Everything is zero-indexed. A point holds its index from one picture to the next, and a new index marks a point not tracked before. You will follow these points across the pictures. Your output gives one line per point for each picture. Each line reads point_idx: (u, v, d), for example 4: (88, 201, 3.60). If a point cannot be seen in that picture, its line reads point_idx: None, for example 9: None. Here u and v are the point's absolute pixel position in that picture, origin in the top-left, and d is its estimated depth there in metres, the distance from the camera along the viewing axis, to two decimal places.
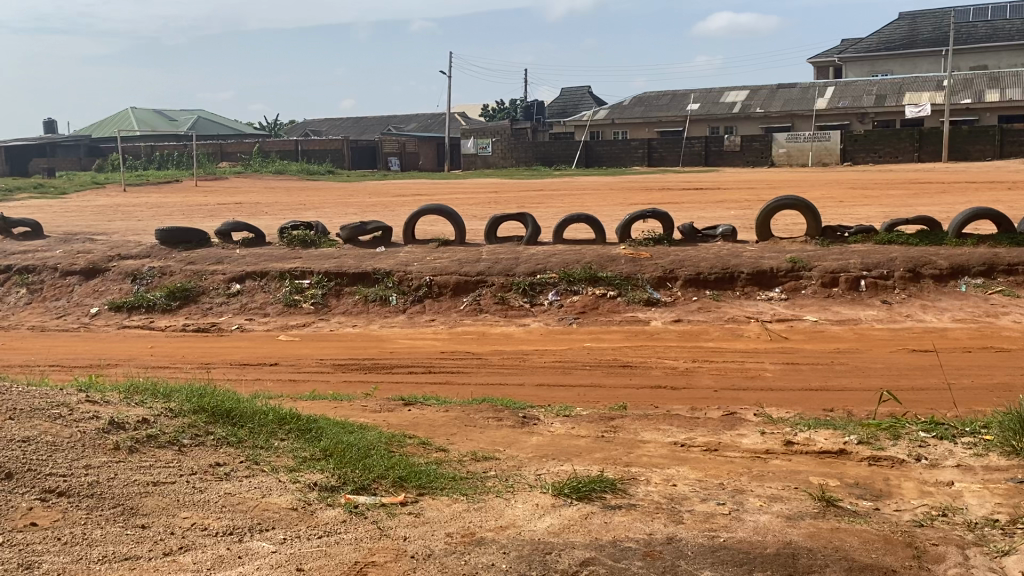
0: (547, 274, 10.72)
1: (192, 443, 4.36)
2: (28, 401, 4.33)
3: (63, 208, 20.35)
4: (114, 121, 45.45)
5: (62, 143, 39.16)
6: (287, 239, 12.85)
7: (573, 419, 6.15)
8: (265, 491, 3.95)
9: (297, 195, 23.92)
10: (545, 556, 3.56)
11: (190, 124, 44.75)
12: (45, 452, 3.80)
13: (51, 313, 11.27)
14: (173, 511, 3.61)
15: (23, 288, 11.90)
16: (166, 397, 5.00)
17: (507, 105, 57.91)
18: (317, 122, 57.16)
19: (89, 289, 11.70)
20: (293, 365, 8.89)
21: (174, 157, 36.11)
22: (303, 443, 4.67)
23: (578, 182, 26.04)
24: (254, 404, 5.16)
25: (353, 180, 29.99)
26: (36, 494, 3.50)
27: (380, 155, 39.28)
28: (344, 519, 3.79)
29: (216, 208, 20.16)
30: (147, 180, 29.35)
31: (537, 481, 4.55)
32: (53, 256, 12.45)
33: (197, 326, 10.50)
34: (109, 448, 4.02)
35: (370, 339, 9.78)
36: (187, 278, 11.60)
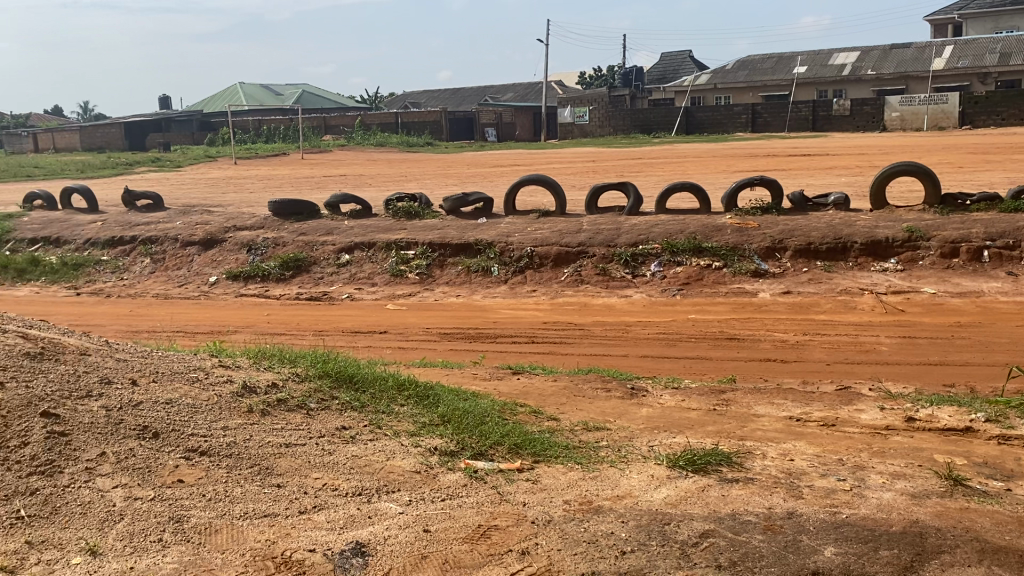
0: (649, 245, 10.62)
1: (318, 407, 4.55)
2: (168, 365, 4.60)
3: (179, 182, 21.32)
4: (225, 97, 47.03)
5: (177, 119, 40.78)
6: (392, 211, 13.11)
7: (683, 391, 6.12)
8: (389, 454, 4.09)
9: (397, 167, 24.30)
10: (664, 526, 3.58)
11: (296, 97, 45.94)
12: (187, 413, 4.04)
13: (174, 282, 11.85)
14: (305, 471, 3.78)
15: (147, 258, 12.52)
16: (292, 362, 5.24)
17: (604, 71, 57.12)
18: (416, 93, 57.84)
19: (208, 258, 12.25)
20: (401, 333, 9.12)
21: (281, 130, 37.24)
22: (422, 409, 4.80)
23: (679, 150, 25.60)
24: (374, 370, 5.33)
25: (452, 151, 30.25)
26: (181, 453, 3.73)
27: (476, 126, 39.50)
28: (465, 483, 3.89)
29: (322, 181, 20.74)
30: (256, 154, 30.34)
31: (650, 453, 4.55)
32: (174, 228, 13.05)
33: (310, 295, 10.88)
34: (243, 411, 4.24)
35: (475, 309, 9.91)
36: (299, 248, 12.00)
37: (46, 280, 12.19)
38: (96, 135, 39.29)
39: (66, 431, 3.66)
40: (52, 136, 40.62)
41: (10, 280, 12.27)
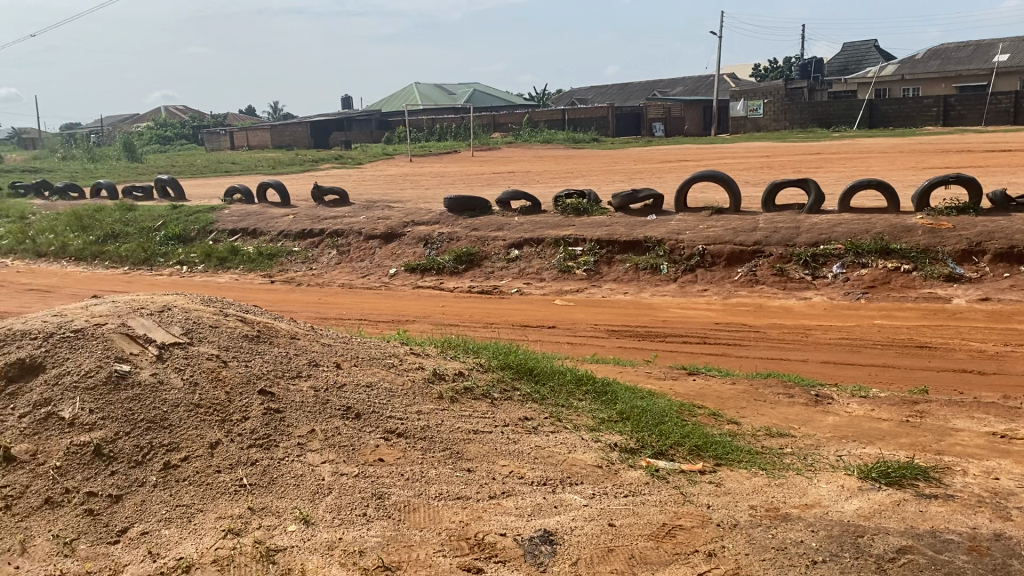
0: (831, 245, 10.17)
1: (501, 397, 4.71)
2: (366, 350, 4.91)
3: (360, 178, 22.44)
4: (401, 96, 49.03)
5: (357, 118, 42.93)
6: (562, 207, 13.24)
7: (871, 400, 5.84)
8: (571, 447, 4.17)
9: (565, 163, 24.46)
10: (857, 539, 3.45)
11: (467, 95, 47.19)
12: (385, 396, 4.30)
13: (357, 273, 12.53)
14: (493, 458, 3.93)
15: (333, 249, 13.29)
16: (475, 352, 5.44)
17: (780, 63, 54.92)
18: (584, 89, 57.95)
19: (388, 251, 12.85)
20: (570, 328, 9.22)
21: (451, 129, 38.18)
22: (601, 405, 4.85)
23: (862, 144, 24.26)
24: (553, 364, 5.44)
25: (619, 147, 30.10)
26: (380, 434, 3.98)
27: (644, 121, 39.14)
28: (647, 481, 3.91)
29: (493, 177, 21.21)
30: (430, 151, 31.39)
31: (839, 463, 4.39)
32: (357, 222, 13.78)
33: (482, 288, 11.21)
34: (434, 396, 4.46)
35: (645, 307, 9.86)
36: (471, 243, 12.36)
37: (245, 268, 13.20)
38: (285, 134, 42.00)
39: (281, 408, 3.99)
40: (246, 134, 43.70)
41: (214, 268, 13.37)
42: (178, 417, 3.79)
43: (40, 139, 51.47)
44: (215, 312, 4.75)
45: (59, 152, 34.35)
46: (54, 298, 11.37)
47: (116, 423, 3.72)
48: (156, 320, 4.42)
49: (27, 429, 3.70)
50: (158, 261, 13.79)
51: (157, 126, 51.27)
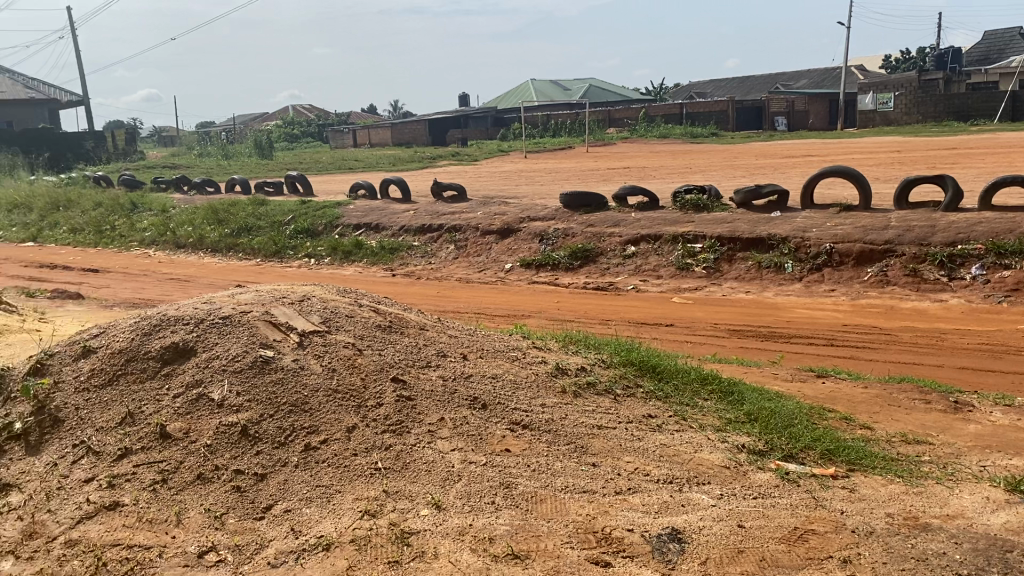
0: (970, 245, 9.64)
1: (625, 394, 4.70)
2: (491, 343, 5.00)
3: (476, 174, 22.73)
4: (517, 92, 49.39)
5: (474, 115, 43.54)
6: (680, 203, 13.04)
7: (1016, 409, 5.51)
8: (697, 446, 4.13)
9: (683, 158, 24.05)
10: (1005, 554, 3.28)
11: (583, 91, 47.08)
12: (510, 388, 4.38)
13: (474, 268, 12.73)
14: (618, 454, 3.94)
15: (451, 244, 13.54)
16: (598, 348, 5.45)
17: (913, 54, 52.26)
18: (702, 83, 56.82)
19: (504, 246, 12.99)
20: (689, 327, 9.09)
21: (566, 124, 38.12)
22: (726, 405, 4.78)
23: (1005, 138, 22.81)
24: (677, 362, 5.39)
25: (739, 142, 29.39)
26: (506, 425, 4.05)
27: (765, 116, 38.05)
28: (777, 484, 3.83)
29: (609, 173, 21.10)
30: (545, 147, 31.51)
31: (983, 474, 4.17)
32: (474, 217, 13.98)
33: (598, 284, 11.18)
34: (558, 390, 4.50)
35: (767, 306, 9.61)
36: (588, 239, 12.34)
37: (367, 261, 13.62)
38: (404, 131, 43.04)
39: (411, 396, 4.12)
40: (367, 132, 44.98)
41: (338, 261, 13.86)
42: (316, 401, 3.97)
43: (179, 136, 54.50)
44: (350, 303, 4.94)
45: (196, 149, 36.33)
46: (193, 287, 12.06)
47: (260, 405, 3.93)
48: (296, 309, 4.64)
49: (180, 408, 3.96)
50: (286, 254, 14.41)
51: (285, 124, 53.44)
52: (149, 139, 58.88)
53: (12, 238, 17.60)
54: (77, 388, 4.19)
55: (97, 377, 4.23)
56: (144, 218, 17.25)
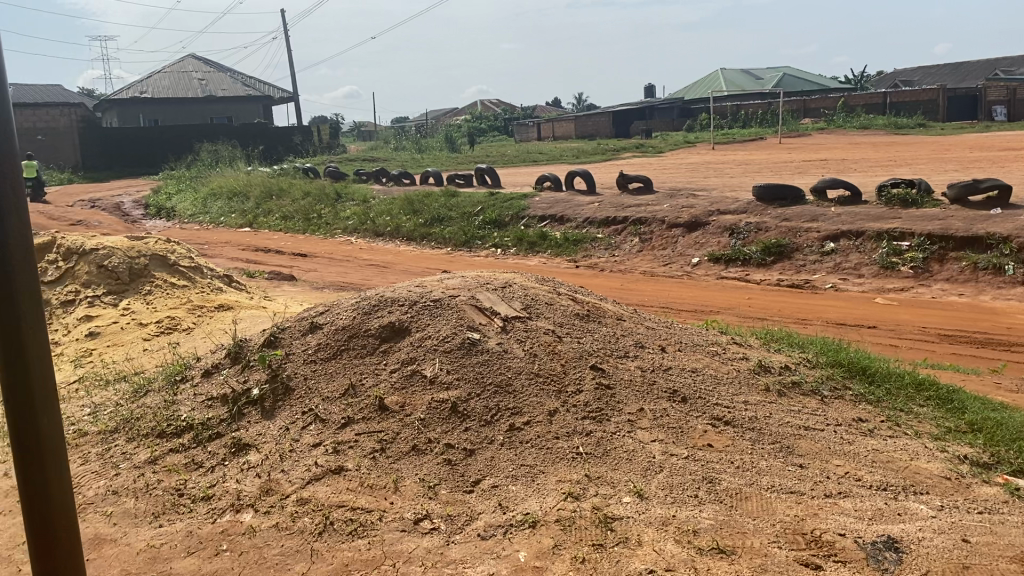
0: None
1: (832, 395, 4.52)
2: (690, 336, 4.96)
3: (662, 166, 22.43)
4: (706, 83, 48.23)
5: (660, 106, 43.00)
6: (885, 198, 12.28)
7: None
8: (913, 454, 3.91)
9: (888, 150, 22.58)
10: None
11: (776, 80, 45.26)
12: (711, 383, 4.33)
13: (659, 261, 12.59)
14: (826, 457, 3.80)
15: (636, 237, 13.45)
16: (802, 347, 5.28)
17: None
18: (909, 70, 53.06)
19: (691, 240, 12.75)
20: (893, 330, 8.55)
21: (757, 115, 36.74)
22: (945, 413, 4.48)
23: None
24: (889, 365, 5.11)
25: (950, 133, 27.21)
26: (707, 420, 4.00)
27: (981, 104, 35.02)
28: (1006, 500, 3.55)
29: (804, 165, 20.18)
30: (734, 139, 30.56)
31: None
32: (661, 210, 13.81)
33: (791, 282, 10.76)
34: (760, 388, 4.39)
35: (983, 311, 8.88)
36: (781, 234, 11.89)
37: (552, 252, 13.80)
38: (589, 123, 43.21)
39: (611, 384, 4.16)
40: (553, 125, 45.44)
41: (524, 250, 14.13)
42: (520, 383, 4.10)
43: (376, 130, 57.46)
44: (550, 290, 5.06)
45: (392, 143, 38.17)
46: (389, 273, 12.72)
47: (468, 384, 4.11)
48: (500, 294, 4.80)
49: (396, 383, 4.22)
50: (475, 244, 14.86)
51: (474, 118, 55.01)
52: (349, 133, 62.44)
53: (232, 224, 19.27)
54: (305, 359, 4.56)
55: (322, 351, 4.58)
56: (346, 208, 18.36)
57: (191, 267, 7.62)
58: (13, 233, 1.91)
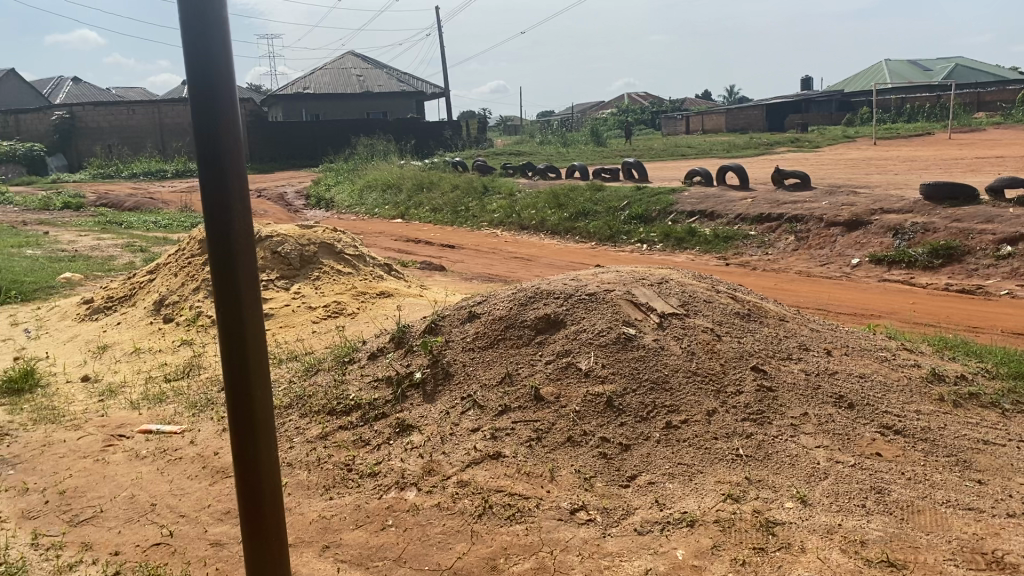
0: None
1: (1014, 409, 4.22)
2: (856, 341, 4.77)
3: (820, 162, 21.50)
4: (868, 75, 45.81)
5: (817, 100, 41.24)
6: None
7: None
8: None
9: None
10: None
11: (947, 72, 42.43)
12: (880, 390, 4.14)
13: (815, 261, 12.12)
14: (1008, 474, 3.56)
15: (791, 235, 12.99)
16: (981, 357, 4.96)
17: None
18: None
19: (851, 240, 12.21)
20: None
21: (925, 108, 34.53)
22: None
23: None
24: None
25: None
26: (875, 428, 3.84)
27: None
28: None
29: (979, 162, 18.83)
30: (898, 134, 28.85)
31: None
32: (819, 207, 13.25)
33: (962, 287, 10.10)
34: (934, 398, 4.17)
35: None
36: (951, 236, 11.16)
37: (701, 249, 13.54)
38: (741, 117, 42.03)
39: (773, 387, 4.06)
40: (701, 119, 44.42)
41: (671, 246, 13.92)
42: (677, 381, 4.07)
43: (522, 124, 58.10)
44: (708, 288, 4.98)
45: (539, 137, 38.48)
46: (535, 267, 12.86)
47: (624, 379, 4.12)
48: (656, 290, 4.77)
49: (551, 374, 4.28)
50: (622, 239, 14.78)
51: (620, 112, 54.60)
52: (497, 126, 63.39)
53: (385, 216, 20.04)
54: (464, 347, 4.70)
55: (481, 340, 4.70)
56: (494, 200, 18.67)
57: (355, 255, 8.00)
58: (237, 227, 2.04)
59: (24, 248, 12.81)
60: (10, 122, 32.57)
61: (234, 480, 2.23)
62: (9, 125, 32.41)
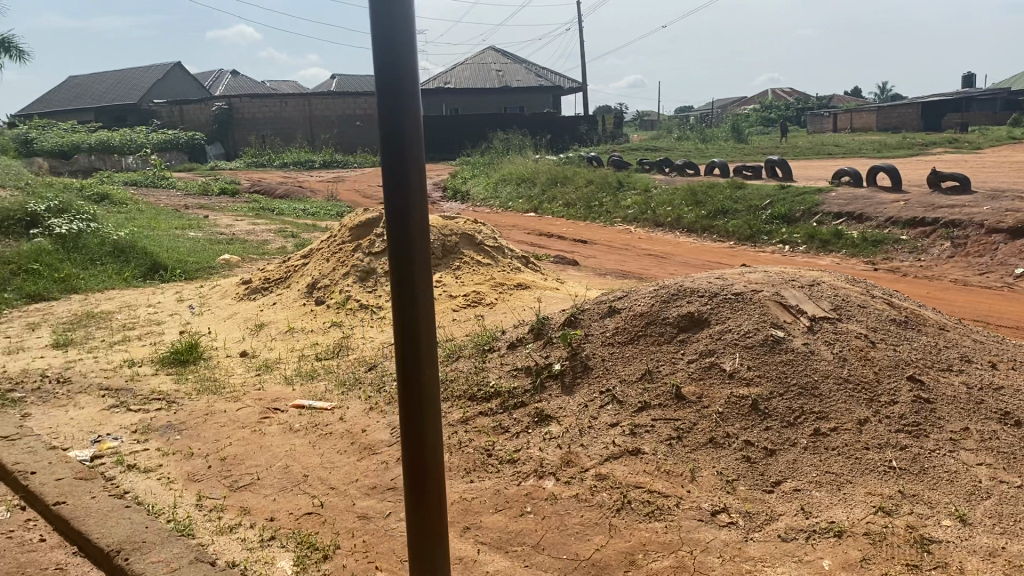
0: None
1: None
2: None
3: (981, 164, 20.17)
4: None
5: (980, 98, 38.65)
6: None
7: None
8: None
9: None
10: None
11: None
12: None
13: (973, 269, 11.39)
14: None
15: (947, 241, 12.26)
16: None
17: None
18: None
19: (1015, 248, 11.41)
20: None
21: None
22: None
23: None
24: None
25: None
26: None
27: None
28: None
29: None
30: None
31: None
32: (980, 213, 12.44)
33: None
34: None
35: None
36: None
37: (847, 252, 12.99)
38: (894, 115, 39.97)
39: (931, 399, 3.87)
40: (850, 116, 42.43)
41: (815, 249, 13.42)
42: (827, 388, 3.94)
43: (660, 119, 57.25)
44: (861, 292, 4.79)
45: (676, 132, 37.84)
46: (670, 264, 12.70)
47: (770, 382, 4.02)
48: (807, 292, 4.62)
49: (693, 373, 4.23)
50: (762, 239, 14.36)
51: (761, 109, 52.92)
52: (633, 122, 62.72)
53: (519, 209, 20.26)
54: (604, 341, 4.71)
55: (621, 335, 4.70)
56: (629, 196, 18.52)
57: (495, 247, 8.14)
58: (415, 222, 2.11)
59: (186, 230, 13.72)
60: (175, 112, 34.85)
61: (402, 460, 2.32)
62: (174, 115, 34.66)
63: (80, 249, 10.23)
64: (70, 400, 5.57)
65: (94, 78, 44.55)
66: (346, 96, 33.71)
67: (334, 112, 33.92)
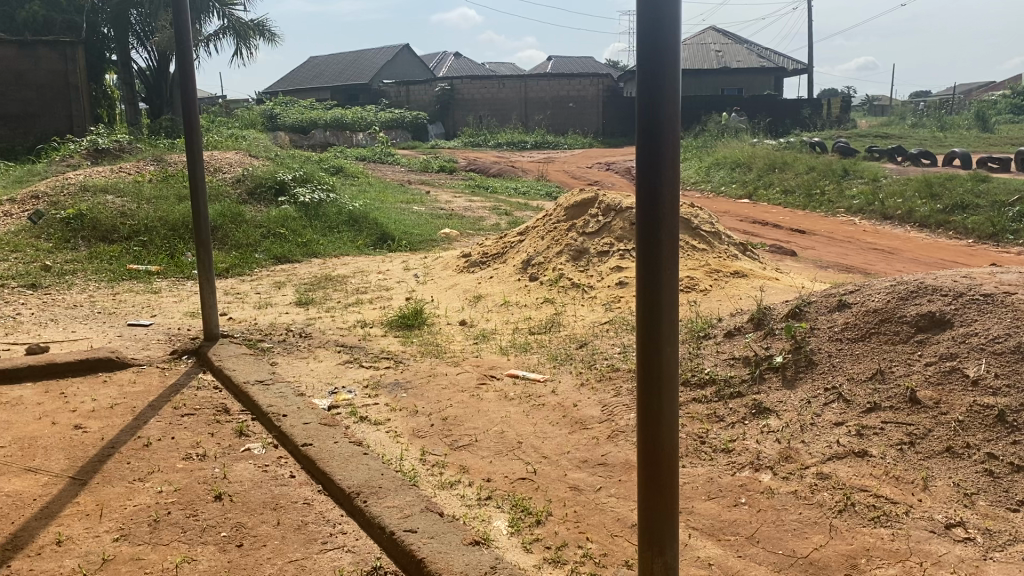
0: None
1: None
2: None
3: None
4: None
5: None
6: None
7: None
8: None
9: None
10: None
11: None
12: None
13: None
14: None
15: None
16: None
17: None
18: None
19: None
20: None
21: None
22: None
23: None
24: None
25: None
26: None
27: None
28: None
29: None
30: None
31: None
32: None
33: None
34: None
35: None
36: None
37: None
38: None
39: None
40: None
41: None
42: None
43: (893, 106, 53.26)
44: None
45: (911, 119, 35.07)
46: (898, 261, 11.87)
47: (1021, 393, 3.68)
48: None
49: (931, 377, 3.97)
50: (1006, 238, 13.04)
51: (1012, 95, 47.78)
52: (861, 107, 58.87)
53: (732, 195, 19.71)
54: (831, 336, 4.53)
55: (850, 331, 4.50)
56: (854, 185, 17.47)
57: (711, 232, 8.00)
58: (663, 208, 2.13)
59: (412, 204, 14.54)
60: (402, 92, 36.87)
61: (636, 439, 2.36)
62: (402, 95, 36.73)
63: (321, 216, 11.17)
64: (311, 353, 6.12)
65: (333, 59, 48.00)
66: (561, 77, 34.11)
67: (549, 93, 34.46)
